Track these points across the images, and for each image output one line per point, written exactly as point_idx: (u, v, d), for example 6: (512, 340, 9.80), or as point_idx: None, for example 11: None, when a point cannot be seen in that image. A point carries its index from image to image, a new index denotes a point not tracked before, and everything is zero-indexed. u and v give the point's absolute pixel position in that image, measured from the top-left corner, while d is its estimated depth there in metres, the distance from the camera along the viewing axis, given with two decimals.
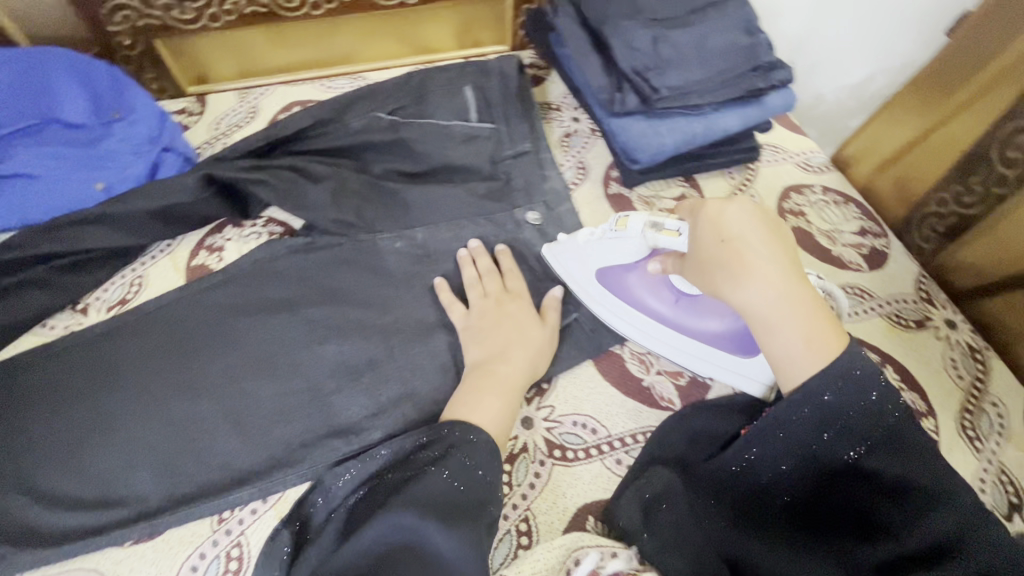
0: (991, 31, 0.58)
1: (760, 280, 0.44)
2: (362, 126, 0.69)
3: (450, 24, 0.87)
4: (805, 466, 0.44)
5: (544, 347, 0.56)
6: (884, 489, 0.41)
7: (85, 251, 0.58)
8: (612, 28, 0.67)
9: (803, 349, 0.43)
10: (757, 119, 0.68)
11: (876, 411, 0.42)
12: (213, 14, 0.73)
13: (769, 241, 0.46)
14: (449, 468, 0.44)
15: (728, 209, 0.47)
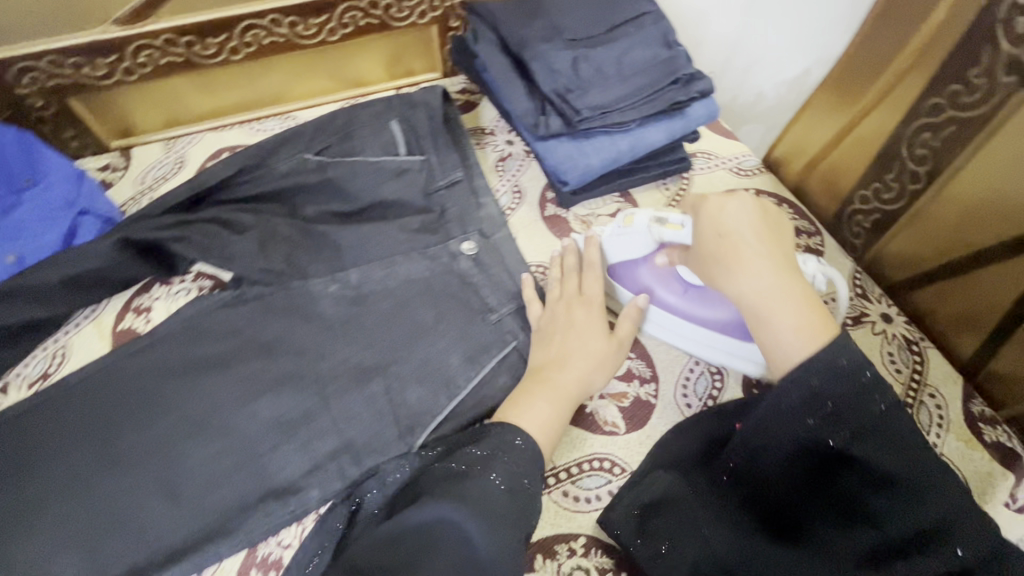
0: (897, 34, 0.62)
1: (752, 269, 0.47)
2: (290, 168, 0.68)
3: (380, 55, 0.85)
4: (801, 452, 0.44)
5: (608, 358, 0.56)
6: (875, 480, 0.42)
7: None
8: (532, 52, 0.67)
9: (793, 337, 0.45)
10: (683, 131, 0.68)
11: (870, 396, 0.42)
12: (127, 68, 0.72)
13: (765, 238, 0.49)
14: (497, 470, 0.45)
15: (729, 204, 0.50)
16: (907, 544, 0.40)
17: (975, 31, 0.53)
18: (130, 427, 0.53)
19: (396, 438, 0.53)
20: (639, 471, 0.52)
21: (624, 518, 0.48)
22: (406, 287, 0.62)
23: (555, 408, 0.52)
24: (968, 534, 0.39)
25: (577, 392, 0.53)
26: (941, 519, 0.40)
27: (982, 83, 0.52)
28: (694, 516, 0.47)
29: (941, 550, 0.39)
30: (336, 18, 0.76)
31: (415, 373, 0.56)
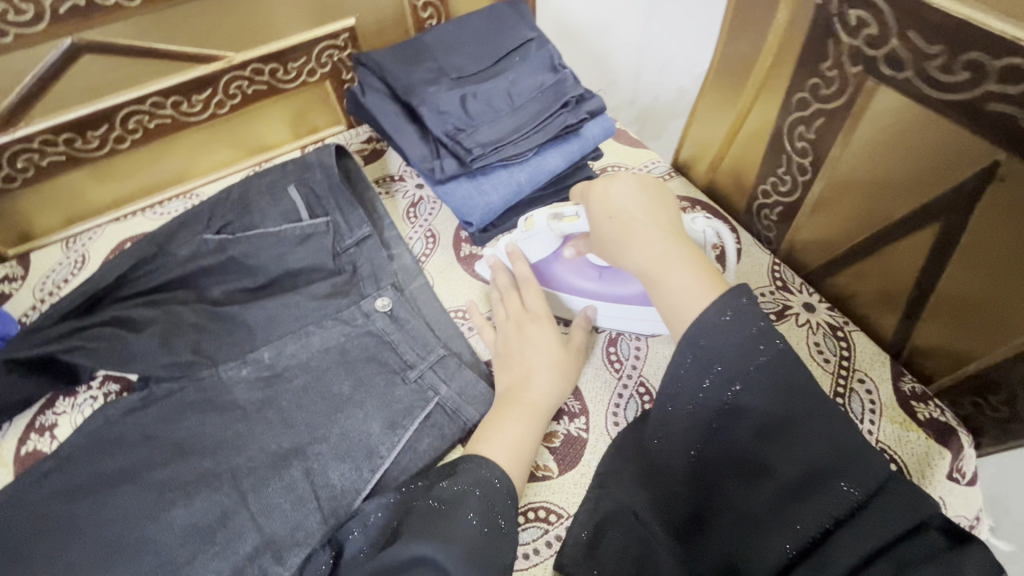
0: (751, 34, 0.62)
1: (641, 240, 0.48)
2: (191, 252, 0.65)
3: (281, 118, 0.84)
4: (698, 413, 0.43)
5: (570, 366, 0.57)
6: (767, 428, 0.40)
7: None
8: (419, 98, 0.67)
9: (685, 295, 0.44)
10: (581, 152, 0.68)
11: (755, 348, 0.41)
12: (7, 175, 0.69)
13: (652, 211, 0.49)
14: (472, 506, 0.45)
15: (613, 185, 0.51)
16: (800, 489, 0.39)
17: (816, 28, 0.54)
18: (35, 563, 0.49)
19: (320, 523, 0.51)
20: (588, 499, 0.50)
21: (575, 554, 0.47)
22: (321, 356, 0.60)
23: (525, 424, 0.52)
24: (863, 466, 0.39)
25: (549, 407, 0.54)
26: (832, 455, 0.39)
27: (835, 76, 0.54)
28: (635, 510, 0.47)
29: (837, 488, 0.38)
30: (221, 90, 0.75)
31: (335, 448, 0.54)
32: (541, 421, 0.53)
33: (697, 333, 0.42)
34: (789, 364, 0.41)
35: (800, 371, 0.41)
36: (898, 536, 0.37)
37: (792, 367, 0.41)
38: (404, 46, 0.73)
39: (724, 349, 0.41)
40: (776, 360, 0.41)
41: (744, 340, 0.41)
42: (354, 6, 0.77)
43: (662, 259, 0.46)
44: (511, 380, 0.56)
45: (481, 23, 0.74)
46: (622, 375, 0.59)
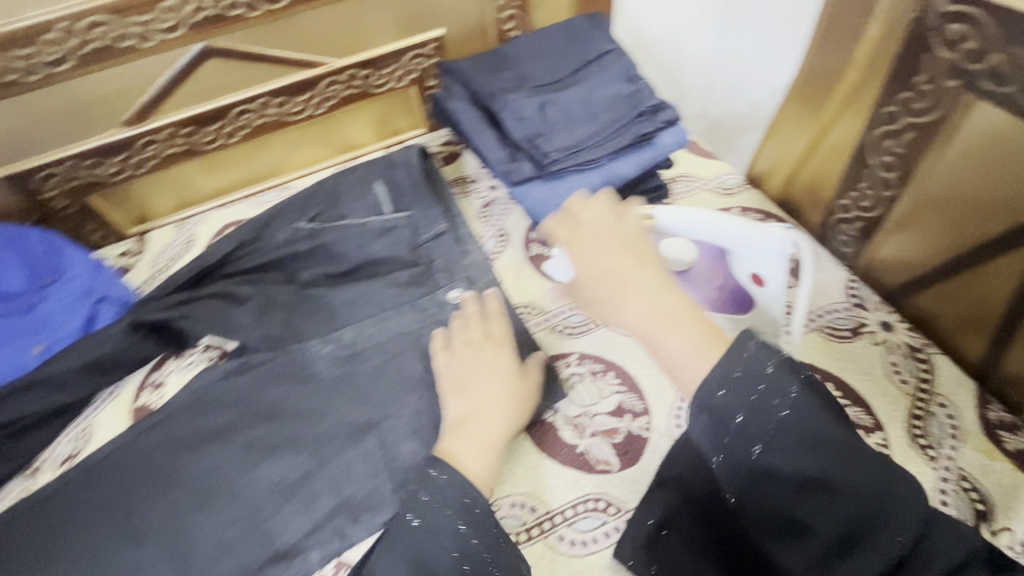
0: (840, 50, 0.62)
1: (636, 300, 0.48)
2: (286, 238, 0.72)
3: (367, 120, 0.90)
4: (729, 474, 0.41)
5: (523, 398, 0.56)
6: (800, 484, 0.39)
7: (27, 414, 0.61)
8: (500, 103, 0.71)
9: (685, 353, 0.44)
10: (654, 160, 0.69)
11: (769, 400, 0.40)
12: (137, 162, 0.78)
13: (640, 268, 0.50)
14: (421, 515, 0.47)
15: (595, 246, 0.52)
16: (845, 545, 0.38)
17: (908, 43, 0.54)
18: (146, 499, 0.56)
19: (392, 491, 0.55)
20: (644, 501, 0.51)
21: (633, 549, 0.49)
22: (397, 340, 0.64)
23: (478, 451, 0.52)
24: (910, 509, 0.38)
25: (503, 438, 0.53)
26: (877, 505, 0.38)
27: (928, 91, 0.53)
28: (680, 511, 0.49)
29: (887, 539, 0.38)
30: (320, 93, 0.82)
31: (406, 424, 0.58)
32: (498, 452, 0.52)
33: (708, 394, 0.41)
34: (807, 414, 0.40)
35: (816, 419, 0.40)
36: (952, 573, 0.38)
37: (809, 417, 0.40)
38: (487, 56, 0.78)
39: (734, 409, 0.41)
40: (790, 413, 0.40)
41: (755, 397, 0.41)
42: (444, 18, 0.83)
43: (656, 315, 0.47)
44: (464, 409, 0.54)
45: (562, 34, 0.78)
46: None
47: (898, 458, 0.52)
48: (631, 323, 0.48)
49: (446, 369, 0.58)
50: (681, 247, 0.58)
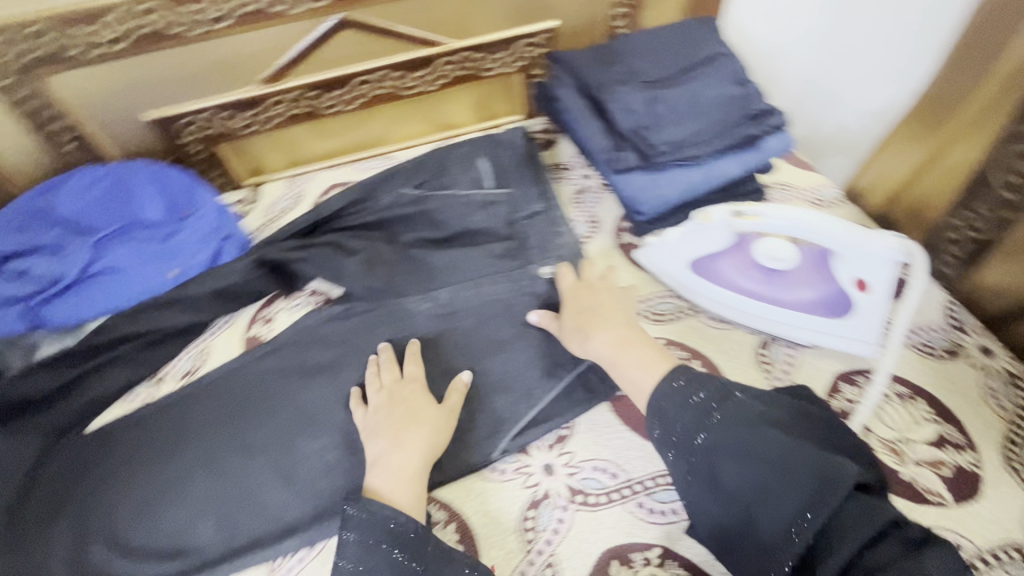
0: (975, 72, 0.66)
1: (601, 330, 0.59)
2: (391, 201, 0.77)
3: (468, 102, 0.95)
4: (688, 466, 0.48)
5: (438, 425, 0.57)
6: (735, 471, 0.45)
7: (161, 329, 0.68)
8: (610, 94, 0.72)
9: (641, 368, 0.54)
10: (758, 163, 0.70)
11: (708, 407, 0.48)
12: (264, 119, 0.85)
13: (614, 307, 0.62)
14: (351, 557, 0.48)
15: (582, 292, 0.65)
16: (778, 525, 0.42)
17: None
18: (257, 416, 0.62)
19: (481, 439, 0.59)
20: None
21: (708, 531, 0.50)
22: (490, 305, 0.68)
23: (399, 483, 0.53)
24: (827, 491, 0.41)
25: (422, 464, 0.54)
26: (802, 486, 0.42)
27: None
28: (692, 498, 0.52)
29: (808, 517, 0.41)
30: (435, 70, 0.87)
31: (495, 380, 0.63)
32: (418, 480, 0.53)
33: (658, 398, 0.51)
34: (741, 416, 0.47)
35: (745, 418, 0.47)
36: (864, 547, 0.39)
37: (745, 417, 0.47)
38: (598, 50, 0.80)
39: (676, 415, 0.50)
40: (725, 415, 0.47)
41: (693, 404, 0.49)
42: (557, 11, 0.87)
43: (623, 340, 0.58)
44: (382, 449, 0.55)
45: (674, 34, 0.80)
46: (773, 376, 0.59)
47: (990, 481, 0.52)
48: (599, 351, 0.58)
49: (365, 417, 0.59)
50: (781, 248, 0.62)
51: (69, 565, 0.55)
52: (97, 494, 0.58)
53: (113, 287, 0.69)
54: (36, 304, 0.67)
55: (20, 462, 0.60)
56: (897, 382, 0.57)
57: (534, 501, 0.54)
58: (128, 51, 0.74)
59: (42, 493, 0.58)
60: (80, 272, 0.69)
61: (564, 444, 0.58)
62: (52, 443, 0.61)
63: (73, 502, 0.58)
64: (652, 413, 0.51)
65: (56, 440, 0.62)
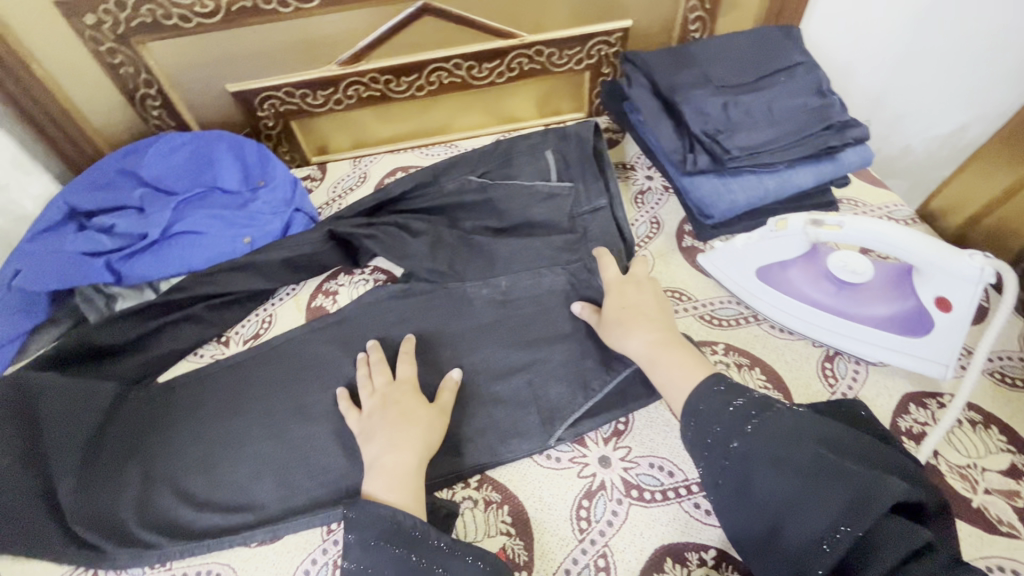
0: None
1: (642, 326, 0.58)
2: (455, 187, 0.78)
3: (534, 96, 0.96)
4: (720, 470, 0.47)
5: (431, 424, 0.56)
6: (767, 479, 0.44)
7: (232, 293, 0.70)
8: (684, 96, 0.72)
9: (681, 369, 0.53)
10: (833, 175, 0.70)
11: (745, 413, 0.47)
12: (338, 99, 0.88)
13: (655, 305, 0.60)
14: (355, 558, 0.48)
15: (625, 284, 0.63)
16: (808, 535, 0.41)
17: None
18: (318, 382, 0.64)
19: (537, 426, 0.59)
20: None
21: None
22: (549, 296, 0.69)
23: (392, 484, 0.52)
24: (863, 507, 0.40)
25: (419, 461, 0.53)
26: (836, 499, 0.41)
27: None
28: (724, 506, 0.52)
29: (841, 529, 0.40)
30: (506, 63, 0.88)
31: (551, 369, 0.63)
32: (413, 479, 0.52)
33: (695, 402, 0.50)
34: (779, 424, 0.46)
35: (784, 427, 0.45)
36: (899, 565, 0.38)
37: (783, 428, 0.45)
38: (670, 53, 0.79)
39: (712, 421, 0.48)
40: (762, 423, 0.46)
41: (733, 412, 0.48)
42: (634, 11, 0.87)
43: (659, 342, 0.56)
44: (376, 452, 0.54)
45: (753, 40, 0.79)
46: (836, 390, 0.59)
47: None
48: (634, 350, 0.57)
49: (358, 421, 0.58)
50: (858, 262, 0.61)
51: (138, 508, 0.57)
52: (165, 444, 0.61)
53: (190, 248, 0.71)
54: (118, 260, 0.69)
55: (94, 407, 0.61)
56: (970, 410, 0.56)
57: (589, 491, 0.54)
58: (219, 25, 0.76)
59: (114, 437, 0.61)
60: (161, 232, 0.71)
61: (620, 438, 0.58)
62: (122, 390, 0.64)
63: (144, 450, 0.60)
64: (691, 416, 0.50)
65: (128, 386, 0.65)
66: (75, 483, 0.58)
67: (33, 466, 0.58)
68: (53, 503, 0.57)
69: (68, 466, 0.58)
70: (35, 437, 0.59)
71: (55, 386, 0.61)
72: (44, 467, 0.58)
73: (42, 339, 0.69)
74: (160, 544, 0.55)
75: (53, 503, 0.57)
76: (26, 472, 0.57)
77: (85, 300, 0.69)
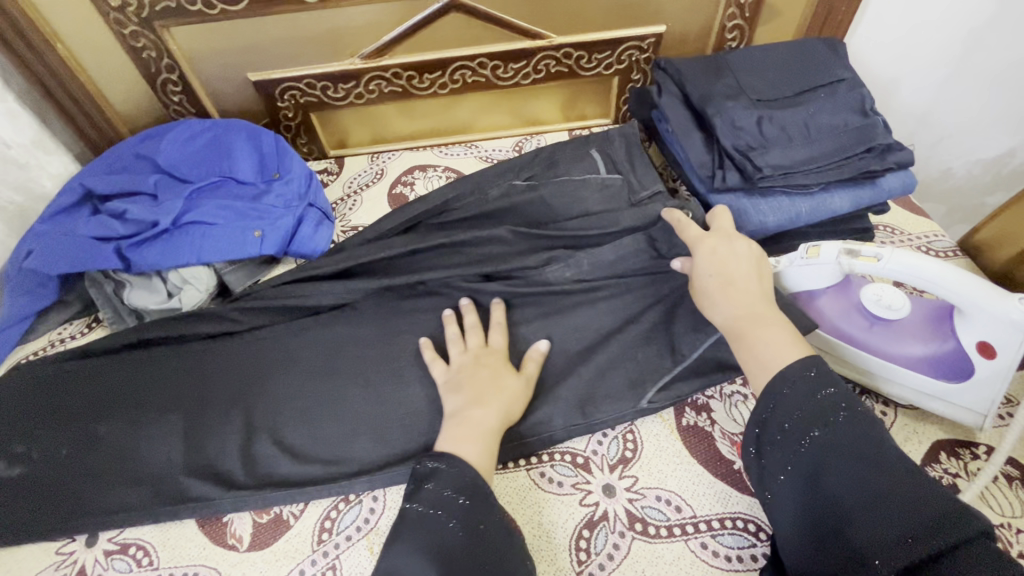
0: None
1: (735, 296, 0.53)
2: (500, 192, 0.76)
3: (559, 99, 0.93)
4: (784, 461, 0.44)
5: (518, 392, 0.55)
6: (844, 474, 0.41)
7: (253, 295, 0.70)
8: (716, 109, 0.68)
9: (774, 348, 0.49)
10: (869, 201, 0.66)
11: (830, 408, 0.43)
12: (359, 93, 0.86)
13: (754, 276, 0.55)
14: (427, 504, 0.45)
15: (723, 247, 0.57)
16: (879, 535, 0.38)
17: None
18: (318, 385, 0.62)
19: (541, 447, 0.56)
20: None
21: None
22: (563, 300, 0.65)
23: (473, 440, 0.50)
24: (949, 520, 0.36)
25: (499, 424, 0.52)
26: (918, 507, 0.37)
27: None
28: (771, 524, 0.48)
29: (920, 538, 0.36)
30: (533, 64, 0.86)
31: (562, 385, 0.59)
32: (491, 438, 0.51)
33: (777, 385, 0.46)
34: (866, 428, 0.42)
35: (871, 431, 0.42)
36: None
37: (871, 425, 0.42)
38: (705, 60, 0.76)
39: (794, 406, 0.45)
40: (849, 421, 0.43)
41: (835, 393, 0.44)
42: (668, 16, 0.84)
43: (749, 316, 0.52)
44: (460, 403, 0.54)
45: (793, 52, 0.75)
46: None
47: None
48: (717, 316, 0.54)
49: (444, 371, 0.58)
50: (892, 295, 0.57)
51: (241, 458, 0.58)
52: (266, 393, 0.62)
53: (200, 240, 0.69)
54: (128, 247, 0.68)
55: (198, 364, 0.64)
56: (1008, 464, 0.52)
57: (591, 521, 0.52)
58: (244, 12, 0.75)
59: (213, 389, 0.62)
60: (172, 221, 0.69)
61: (627, 467, 0.55)
62: (201, 343, 0.66)
63: (246, 402, 0.61)
64: (768, 393, 0.46)
65: (216, 339, 0.67)
66: (82, 468, 0.57)
67: (134, 425, 0.60)
68: (142, 460, 0.58)
69: (174, 416, 0.60)
70: (143, 396, 0.62)
71: (87, 364, 0.64)
72: (142, 424, 0.60)
73: (49, 322, 0.71)
74: (203, 496, 0.55)
75: (108, 471, 0.57)
76: (130, 431, 0.60)
77: (95, 285, 0.69)
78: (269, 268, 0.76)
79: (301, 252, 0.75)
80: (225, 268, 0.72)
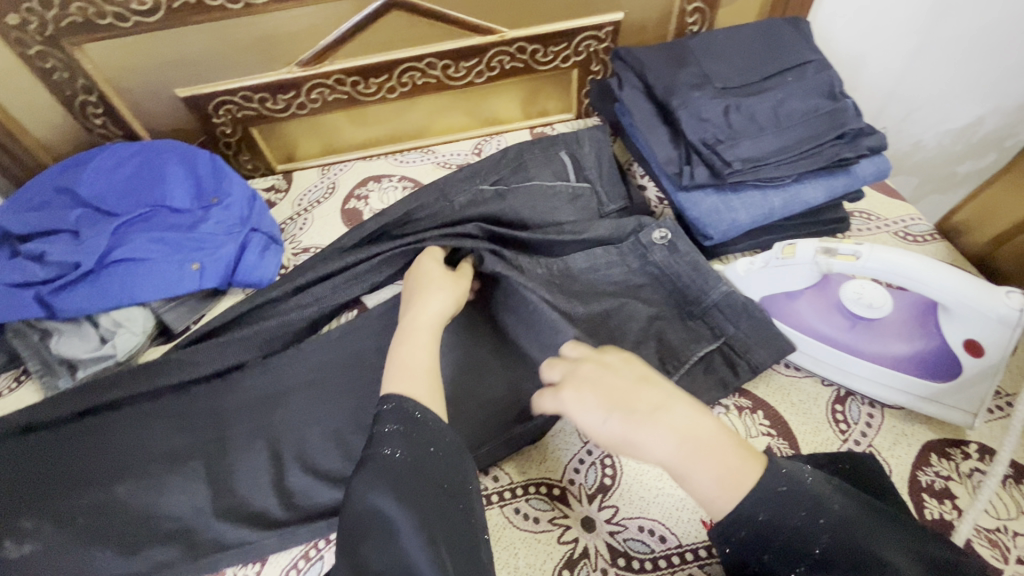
0: None
1: (645, 442, 0.40)
2: (468, 200, 0.70)
3: (517, 96, 0.88)
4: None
5: (455, 287, 0.57)
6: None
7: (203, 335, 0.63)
8: (680, 100, 0.64)
9: (715, 481, 0.38)
10: (844, 189, 0.63)
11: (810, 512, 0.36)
12: (301, 103, 0.80)
13: (642, 390, 0.43)
14: (379, 449, 0.41)
15: (582, 385, 0.45)
16: None
17: None
18: (271, 428, 0.57)
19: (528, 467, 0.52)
20: None
21: None
22: None
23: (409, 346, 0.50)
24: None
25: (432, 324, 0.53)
26: None
27: None
28: None
29: None
30: (485, 61, 0.81)
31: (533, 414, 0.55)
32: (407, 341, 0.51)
33: (750, 509, 0.37)
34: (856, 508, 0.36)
35: (860, 510, 0.36)
36: None
37: (853, 522, 0.35)
38: (668, 48, 0.71)
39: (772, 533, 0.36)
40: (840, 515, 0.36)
41: (789, 494, 0.37)
42: (625, 3, 0.79)
43: (677, 445, 0.40)
44: (409, 307, 0.55)
45: (756, 34, 0.71)
46: (849, 438, 0.53)
47: None
48: (654, 452, 0.40)
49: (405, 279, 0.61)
50: (873, 291, 0.55)
51: (193, 516, 0.53)
52: (221, 442, 0.57)
53: (131, 278, 0.63)
54: (48, 293, 0.62)
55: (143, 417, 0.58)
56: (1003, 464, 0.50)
57: (570, 560, 0.48)
58: (162, 23, 0.69)
59: (162, 441, 0.57)
60: (97, 260, 0.63)
61: (606, 496, 0.52)
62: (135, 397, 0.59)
63: (194, 452, 0.56)
64: (736, 523, 0.37)
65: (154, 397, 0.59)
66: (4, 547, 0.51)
67: (72, 491, 0.54)
68: (80, 531, 0.52)
69: (116, 481, 0.54)
70: (79, 456, 0.56)
71: None
72: (87, 486, 0.54)
73: None
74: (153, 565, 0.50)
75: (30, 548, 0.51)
76: (64, 500, 0.53)
77: (20, 337, 0.63)
78: (214, 302, 0.70)
79: (248, 282, 0.69)
80: (163, 306, 0.66)
